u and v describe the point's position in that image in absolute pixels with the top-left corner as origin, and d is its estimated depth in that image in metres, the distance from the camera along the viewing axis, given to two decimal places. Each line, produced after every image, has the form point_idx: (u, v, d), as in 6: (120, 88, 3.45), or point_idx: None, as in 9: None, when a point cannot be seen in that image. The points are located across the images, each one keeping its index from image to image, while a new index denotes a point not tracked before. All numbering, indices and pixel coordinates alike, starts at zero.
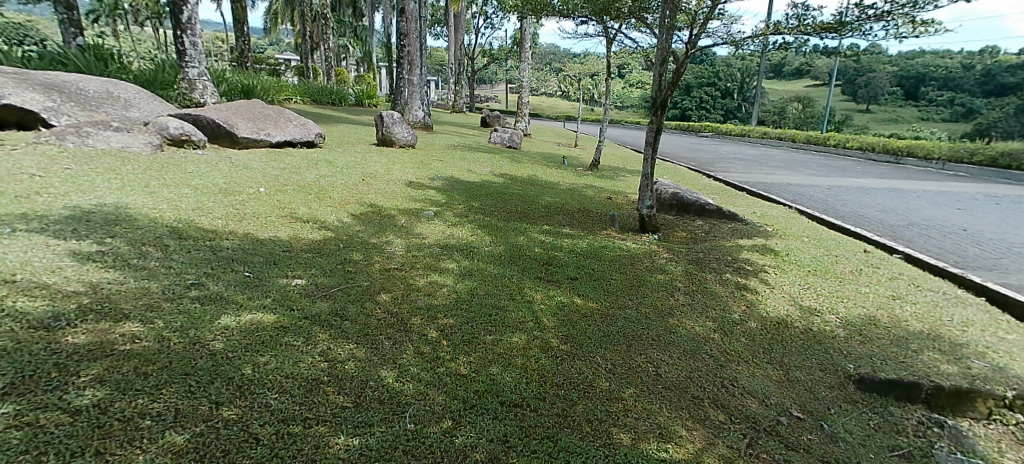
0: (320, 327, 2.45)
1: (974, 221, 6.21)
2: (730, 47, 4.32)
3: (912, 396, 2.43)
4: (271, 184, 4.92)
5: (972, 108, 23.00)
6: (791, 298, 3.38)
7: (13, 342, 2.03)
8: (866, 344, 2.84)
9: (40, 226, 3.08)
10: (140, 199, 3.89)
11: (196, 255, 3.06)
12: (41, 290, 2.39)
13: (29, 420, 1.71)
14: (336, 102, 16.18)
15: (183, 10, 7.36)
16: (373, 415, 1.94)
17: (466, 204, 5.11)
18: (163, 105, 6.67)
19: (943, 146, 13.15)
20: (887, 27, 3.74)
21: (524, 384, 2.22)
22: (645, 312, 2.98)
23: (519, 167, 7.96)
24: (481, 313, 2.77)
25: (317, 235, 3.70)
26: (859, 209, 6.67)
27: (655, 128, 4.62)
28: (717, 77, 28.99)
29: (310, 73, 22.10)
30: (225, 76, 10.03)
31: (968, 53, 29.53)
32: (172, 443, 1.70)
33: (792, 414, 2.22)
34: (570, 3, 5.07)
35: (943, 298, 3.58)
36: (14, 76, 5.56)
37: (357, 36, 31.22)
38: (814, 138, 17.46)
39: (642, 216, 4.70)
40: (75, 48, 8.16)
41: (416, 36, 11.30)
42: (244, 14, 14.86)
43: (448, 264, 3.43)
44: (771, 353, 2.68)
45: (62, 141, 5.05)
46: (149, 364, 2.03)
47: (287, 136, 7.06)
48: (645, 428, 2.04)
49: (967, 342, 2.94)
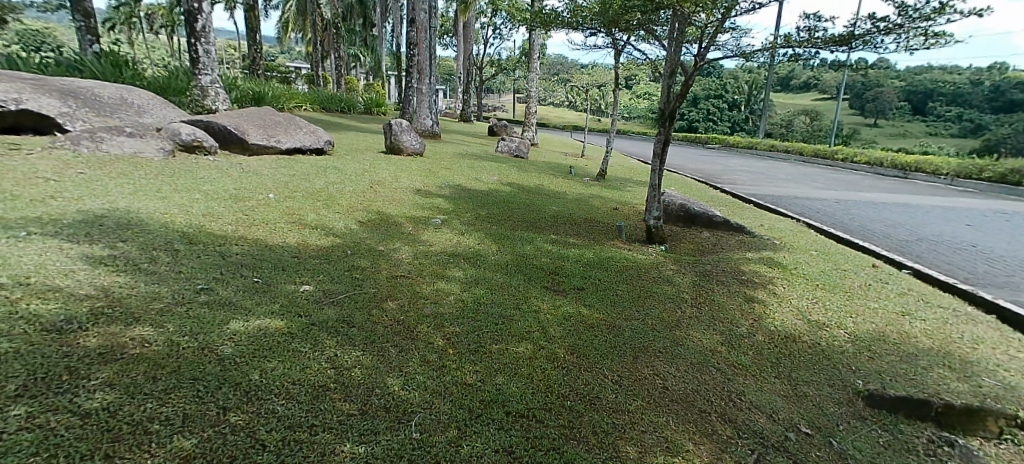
0: (328, 333, 2.47)
1: (985, 237, 6.16)
2: (740, 59, 4.33)
3: (922, 414, 2.40)
4: (281, 191, 4.97)
5: (981, 124, 22.81)
6: (799, 312, 3.36)
7: (26, 344, 2.05)
8: (876, 360, 2.82)
9: (55, 229, 3.13)
10: (151, 203, 3.94)
11: (206, 260, 3.08)
12: (54, 293, 2.42)
13: (40, 422, 1.72)
14: (346, 110, 16.32)
15: (198, 18, 7.50)
16: (380, 423, 1.94)
17: (474, 212, 5.15)
18: (176, 112, 6.76)
19: (952, 163, 13.06)
20: (898, 40, 3.73)
21: (530, 394, 2.21)
22: (651, 324, 2.97)
23: (527, 176, 8.00)
24: (488, 321, 2.77)
25: (325, 242, 3.72)
26: (868, 224, 6.63)
27: (664, 138, 4.63)
28: (724, 90, 29.05)
29: (321, 81, 22.35)
30: (238, 85, 10.19)
31: (977, 71, 29.47)
32: (179, 448, 1.71)
33: (801, 430, 2.20)
34: (580, 16, 5.11)
35: (953, 315, 3.55)
36: (32, 81, 5.65)
37: (368, 45, 31.64)
38: (821, 151, 17.43)
39: (649, 227, 4.67)
40: (91, 54, 8.28)
41: (426, 45, 11.43)
42: (257, 22, 15.02)
43: (455, 272, 3.45)
44: (779, 368, 2.66)
45: (76, 146, 5.13)
46: (159, 368, 2.04)
47: (297, 142, 7.11)
48: (651, 441, 2.03)
49: (977, 360, 2.91)
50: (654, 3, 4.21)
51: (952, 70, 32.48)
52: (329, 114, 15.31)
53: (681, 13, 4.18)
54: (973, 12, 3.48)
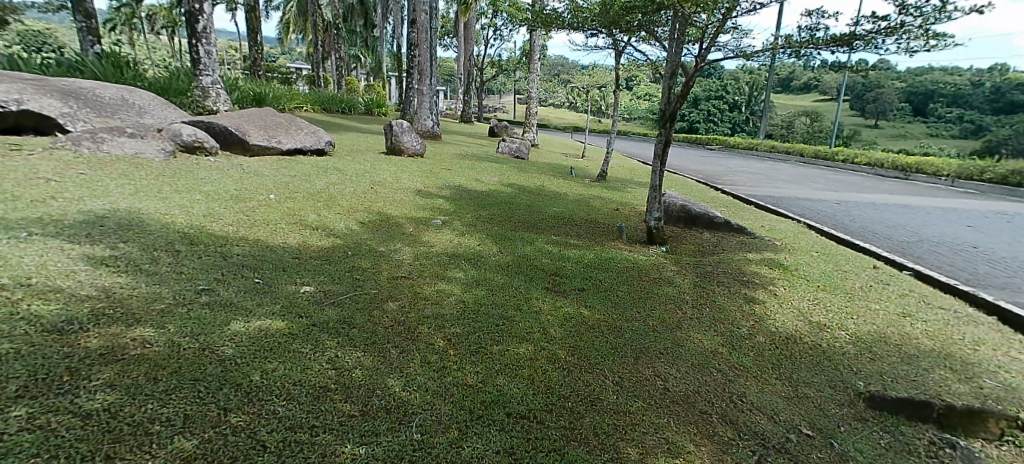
0: (328, 334, 2.47)
1: (986, 238, 6.15)
2: (741, 60, 4.33)
3: (923, 416, 2.39)
4: (281, 191, 4.97)
5: (982, 125, 22.77)
6: (800, 313, 3.36)
7: (27, 344, 2.05)
8: (877, 362, 2.81)
9: (56, 229, 3.14)
10: (152, 204, 3.94)
11: (207, 261, 3.08)
12: (55, 294, 2.42)
13: (41, 423, 1.72)
14: (346, 111, 16.33)
15: (199, 19, 7.51)
16: (381, 424, 1.94)
17: (474, 213, 5.14)
18: (177, 113, 6.77)
19: (953, 165, 13.04)
20: (900, 40, 3.73)
21: (531, 395, 2.21)
22: (652, 325, 2.97)
23: (527, 177, 7.99)
24: (489, 322, 2.77)
25: (325, 243, 3.72)
26: (869, 225, 6.63)
27: (665, 139, 4.62)
28: (725, 91, 29.06)
29: (322, 81, 22.38)
30: (239, 86, 10.21)
31: (978, 73, 29.43)
32: (180, 449, 1.70)
33: (802, 432, 2.20)
34: (580, 17, 5.11)
35: (954, 317, 3.54)
36: (33, 82, 5.66)
37: (369, 46, 31.65)
38: (822, 153, 17.41)
39: (649, 227, 4.67)
40: (93, 55, 8.29)
41: (427, 46, 11.44)
42: (258, 23, 15.03)
43: (456, 273, 3.45)
44: (780, 369, 2.66)
45: (77, 147, 5.13)
46: (160, 369, 2.04)
47: (298, 143, 7.11)
48: (652, 443, 2.02)
49: (978, 362, 2.91)
50: (655, 4, 4.22)
51: (952, 71, 32.47)
52: (330, 114, 15.32)
53: (682, 13, 4.19)
54: (974, 11, 3.48)
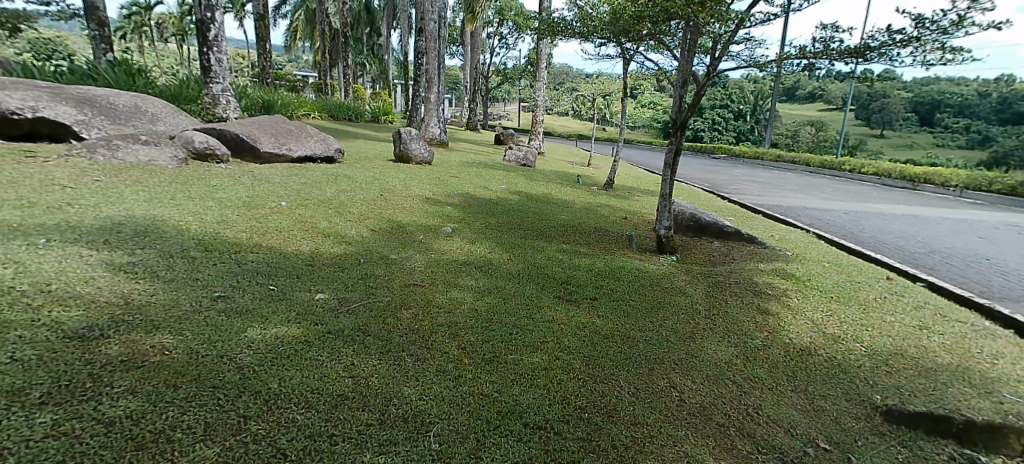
0: (344, 342, 2.47)
1: (999, 250, 6.13)
2: (754, 69, 4.34)
3: (943, 430, 2.38)
4: (293, 198, 5.00)
5: (988, 136, 22.78)
6: (814, 325, 3.35)
7: (49, 351, 2.06)
8: (893, 375, 2.80)
9: (74, 236, 3.16)
10: (166, 210, 3.97)
11: (222, 268, 3.10)
12: (76, 300, 2.44)
13: (65, 429, 1.72)
14: (353, 118, 16.47)
15: (211, 27, 7.59)
16: (398, 434, 1.94)
17: (483, 221, 5.16)
18: (188, 120, 6.82)
19: (961, 175, 13.03)
20: (914, 53, 3.74)
21: (547, 406, 2.21)
22: (666, 335, 2.97)
23: (535, 185, 8.03)
24: (503, 331, 2.78)
25: (338, 250, 3.74)
26: (878, 235, 6.61)
27: (675, 148, 4.63)
28: (729, 100, 29.12)
29: (328, 89, 22.54)
30: (247, 93, 10.32)
31: (983, 83, 29.50)
32: (201, 457, 1.71)
33: (819, 445, 2.19)
34: (591, 26, 5.14)
35: (971, 330, 3.52)
36: (48, 89, 5.71)
37: (374, 54, 31.90)
38: (828, 162, 17.42)
39: (659, 236, 4.66)
40: (105, 63, 8.38)
41: (434, 55, 11.58)
42: (267, 31, 15.16)
43: (468, 281, 3.46)
44: (795, 381, 2.65)
45: (92, 154, 5.18)
46: (179, 376, 2.05)
47: (308, 151, 7.14)
48: (671, 455, 2.02)
49: (998, 376, 2.89)
50: (667, 14, 4.20)
51: (957, 81, 32.43)
52: (336, 121, 15.42)
53: (695, 23, 4.18)
54: (991, 26, 3.48)
